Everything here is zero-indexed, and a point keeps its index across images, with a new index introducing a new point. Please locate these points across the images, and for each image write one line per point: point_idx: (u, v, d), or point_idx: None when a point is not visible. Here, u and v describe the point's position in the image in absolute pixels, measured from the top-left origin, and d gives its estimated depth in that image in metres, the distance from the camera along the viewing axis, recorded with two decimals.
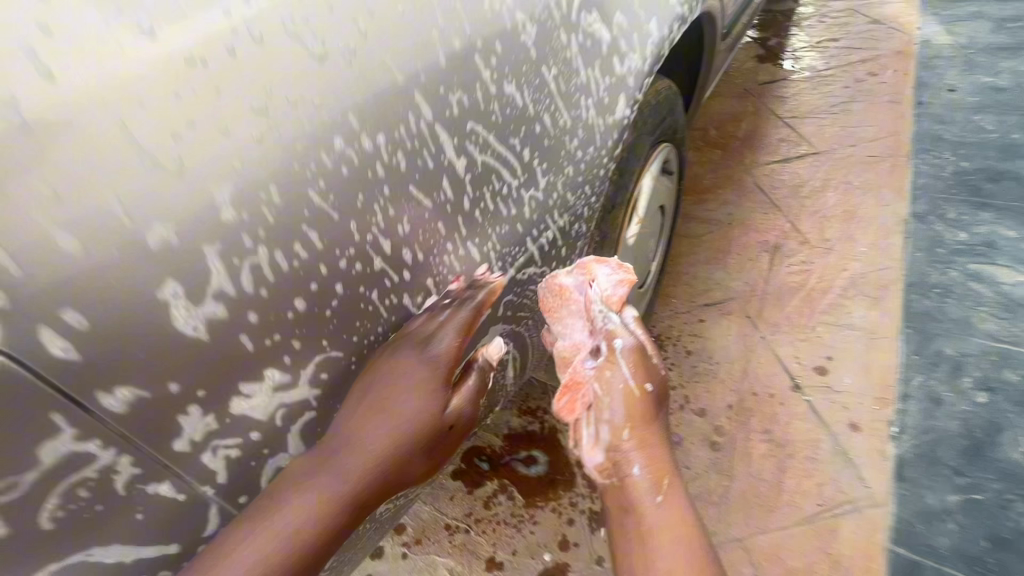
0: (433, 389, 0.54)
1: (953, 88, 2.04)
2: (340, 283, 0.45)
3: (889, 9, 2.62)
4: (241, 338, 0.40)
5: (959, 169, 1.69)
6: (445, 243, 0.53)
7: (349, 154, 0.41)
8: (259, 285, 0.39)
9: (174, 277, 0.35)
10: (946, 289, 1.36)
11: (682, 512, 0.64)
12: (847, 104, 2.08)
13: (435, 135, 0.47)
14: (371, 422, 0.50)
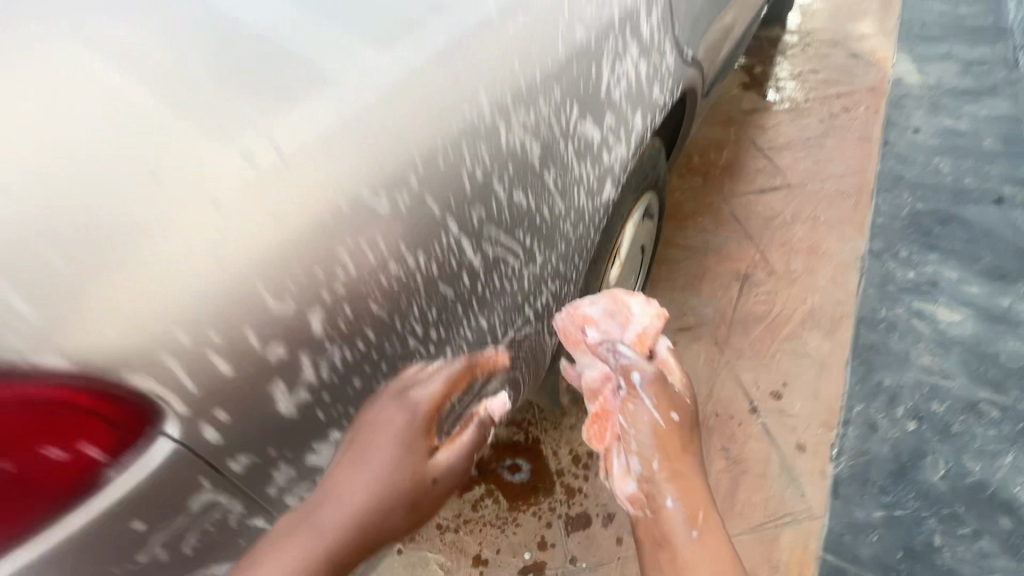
0: (408, 441, 0.60)
1: (917, 129, 2.19)
2: (384, 361, 0.58)
3: (867, 44, 2.78)
4: (316, 410, 0.53)
5: (914, 210, 1.85)
6: (462, 318, 0.66)
7: (399, 270, 0.54)
8: (331, 372, 0.52)
9: (277, 376, 0.48)
10: (891, 324, 1.52)
11: (711, 529, 0.75)
12: (821, 138, 2.23)
13: (460, 242, 0.59)
14: (352, 470, 0.57)
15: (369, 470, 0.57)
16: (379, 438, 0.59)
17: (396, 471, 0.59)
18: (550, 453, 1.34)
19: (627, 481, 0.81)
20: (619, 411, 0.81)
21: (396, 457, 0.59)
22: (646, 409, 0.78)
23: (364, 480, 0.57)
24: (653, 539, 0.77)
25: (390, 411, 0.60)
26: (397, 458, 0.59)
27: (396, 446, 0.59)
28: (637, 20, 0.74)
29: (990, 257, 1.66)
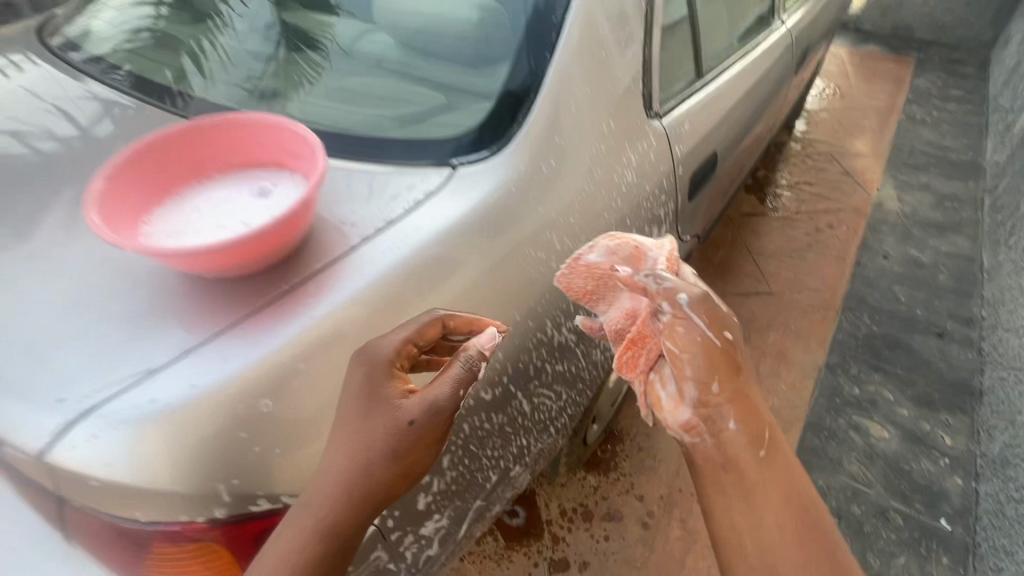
0: (381, 397, 0.62)
1: (886, 255, 2.55)
2: (475, 486, 0.86)
3: (859, 164, 3.15)
4: (438, 525, 0.81)
5: (869, 331, 2.19)
6: (519, 447, 0.95)
7: (490, 431, 0.83)
8: (449, 501, 0.81)
9: (422, 508, 0.76)
10: (832, 432, 1.86)
11: (772, 462, 0.76)
12: (804, 250, 2.58)
13: (524, 403, 0.89)
14: (336, 440, 0.61)
15: (348, 435, 0.61)
16: (349, 405, 0.62)
17: (361, 437, 0.61)
18: (543, 504, 1.67)
19: (681, 409, 0.77)
20: (663, 336, 0.78)
21: (357, 419, 0.61)
22: (699, 329, 0.75)
23: (347, 443, 0.61)
24: (715, 464, 0.76)
25: (358, 373, 0.62)
26: (366, 416, 0.61)
27: (358, 408, 0.62)
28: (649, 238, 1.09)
29: (922, 385, 2.01)
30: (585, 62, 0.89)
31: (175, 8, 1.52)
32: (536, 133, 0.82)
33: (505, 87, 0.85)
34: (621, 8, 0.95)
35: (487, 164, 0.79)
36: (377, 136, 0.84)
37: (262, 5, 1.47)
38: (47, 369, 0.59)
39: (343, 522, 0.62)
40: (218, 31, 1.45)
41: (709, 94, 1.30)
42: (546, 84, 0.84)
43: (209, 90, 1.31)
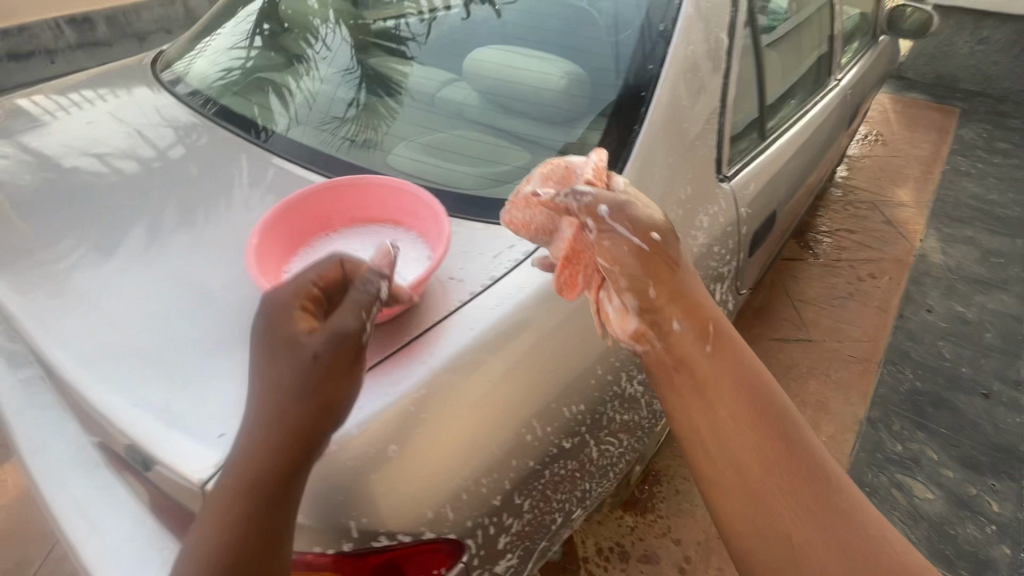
0: (289, 341, 0.63)
1: (930, 309, 2.53)
2: (542, 529, 0.90)
3: (902, 214, 3.14)
4: (509, 564, 0.85)
5: (913, 387, 2.17)
6: (584, 491, 0.98)
7: (564, 477, 0.88)
8: (521, 543, 0.85)
9: (499, 548, 0.80)
10: (874, 489, 1.84)
11: (721, 351, 0.80)
12: (845, 298, 2.58)
13: (594, 451, 0.94)
14: (256, 381, 0.63)
15: (263, 381, 0.62)
16: (261, 348, 0.64)
17: (277, 381, 0.62)
18: (579, 540, 1.68)
19: (628, 319, 0.79)
20: (593, 250, 0.76)
21: (268, 361, 0.64)
22: (623, 238, 0.74)
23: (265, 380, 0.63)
24: (668, 365, 0.80)
25: (274, 320, 0.65)
26: (276, 357, 0.63)
27: (268, 351, 0.64)
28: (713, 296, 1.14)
29: (967, 446, 1.98)
30: (667, 135, 0.96)
31: (266, 49, 1.66)
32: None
33: (594, 158, 0.93)
34: (701, 81, 1.02)
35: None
36: (472, 196, 0.93)
37: (343, 51, 1.60)
38: (203, 408, 0.80)
39: (269, 475, 0.60)
40: (303, 73, 1.57)
41: (771, 153, 1.34)
42: (631, 158, 0.91)
43: (295, 126, 1.41)
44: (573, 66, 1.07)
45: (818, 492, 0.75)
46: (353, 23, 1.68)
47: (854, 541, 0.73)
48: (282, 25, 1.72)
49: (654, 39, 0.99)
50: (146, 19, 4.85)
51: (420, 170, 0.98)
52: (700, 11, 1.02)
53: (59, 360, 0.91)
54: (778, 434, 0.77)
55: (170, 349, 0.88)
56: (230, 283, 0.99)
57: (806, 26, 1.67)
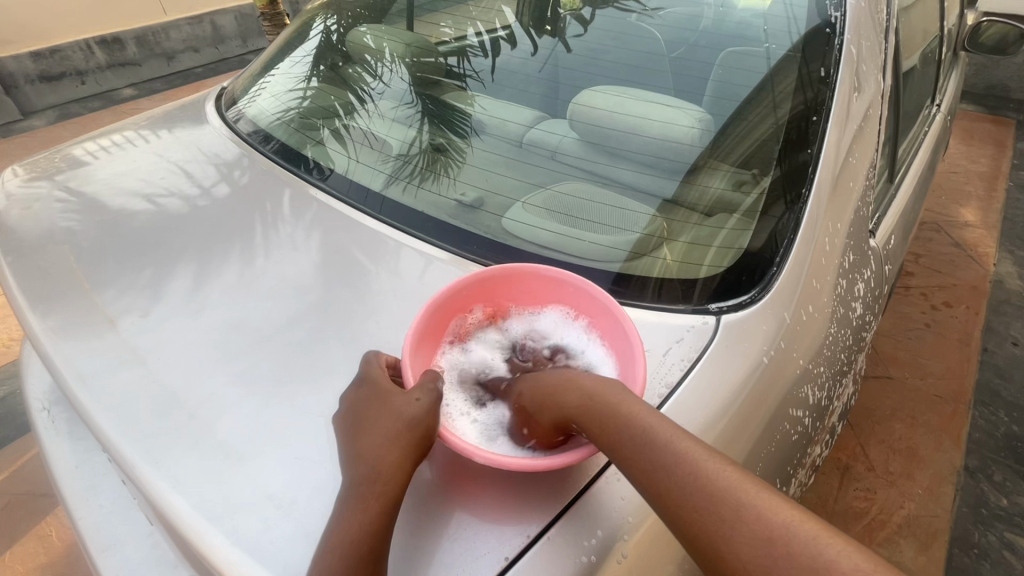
0: (383, 401, 0.72)
1: (1016, 341, 2.36)
2: None
3: (970, 235, 2.97)
4: None
5: (1010, 432, 2.01)
6: None
7: None
8: None
9: None
10: (984, 551, 1.68)
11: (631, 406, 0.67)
12: (922, 330, 2.41)
13: None
14: (364, 431, 0.70)
15: (365, 446, 0.68)
16: (362, 408, 0.73)
17: (381, 443, 0.68)
18: None
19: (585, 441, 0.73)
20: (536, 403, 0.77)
21: (374, 415, 0.71)
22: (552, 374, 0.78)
23: (371, 433, 0.69)
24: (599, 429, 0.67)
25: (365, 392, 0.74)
26: (374, 411, 0.71)
27: (375, 408, 0.71)
28: (859, 369, 1.03)
29: None
30: (830, 198, 0.87)
31: (325, 87, 1.57)
32: (793, 291, 0.80)
33: (743, 222, 0.84)
34: (860, 131, 0.93)
35: (748, 311, 0.78)
36: (613, 270, 0.86)
37: (405, 86, 1.50)
38: (290, 533, 0.69)
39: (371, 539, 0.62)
40: (363, 110, 1.46)
41: (899, 197, 1.19)
42: (801, 228, 0.83)
43: (354, 167, 1.29)
44: (703, 112, 0.97)
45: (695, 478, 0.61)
46: (415, 60, 1.57)
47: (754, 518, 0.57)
48: (340, 63, 1.62)
49: (815, 84, 0.89)
50: (174, 39, 4.80)
51: (529, 236, 0.96)
52: (860, 50, 0.93)
53: (118, 448, 0.79)
54: (618, 433, 0.65)
55: (248, 447, 0.78)
56: (308, 362, 0.88)
57: (915, 49, 1.52)
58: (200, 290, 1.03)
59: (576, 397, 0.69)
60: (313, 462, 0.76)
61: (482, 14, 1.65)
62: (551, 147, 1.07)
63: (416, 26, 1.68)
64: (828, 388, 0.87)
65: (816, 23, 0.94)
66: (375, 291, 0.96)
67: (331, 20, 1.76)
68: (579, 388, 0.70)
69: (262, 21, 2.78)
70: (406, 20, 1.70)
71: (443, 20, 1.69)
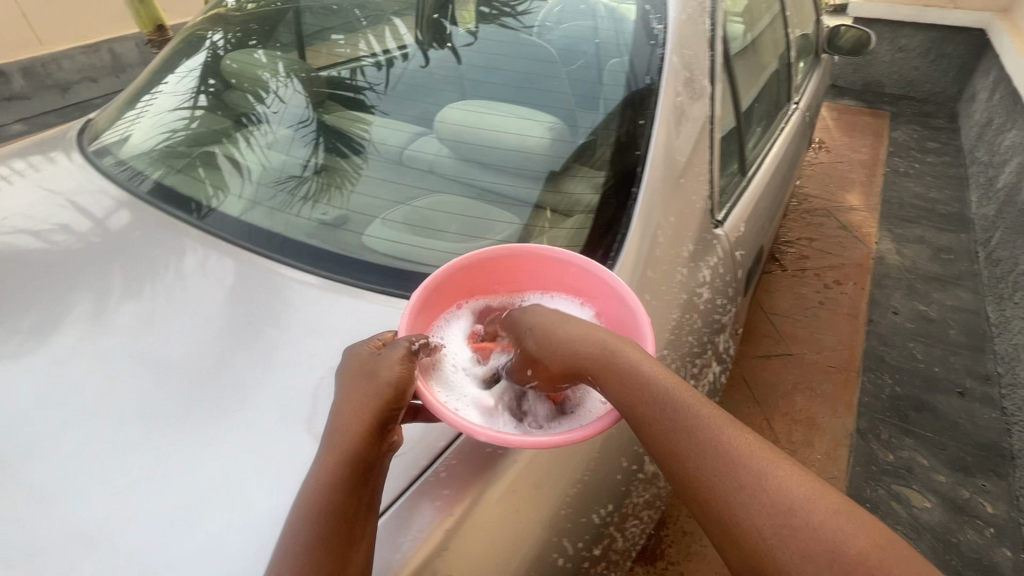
0: (365, 373, 0.74)
1: (896, 310, 2.61)
2: None
3: (855, 218, 3.27)
4: None
5: (893, 392, 2.21)
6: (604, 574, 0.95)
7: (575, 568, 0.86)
8: None
9: None
10: (874, 504, 1.84)
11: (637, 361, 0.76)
12: (816, 307, 2.63)
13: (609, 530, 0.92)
14: (346, 402, 0.73)
15: (344, 408, 0.72)
16: (344, 382, 0.75)
17: (353, 411, 0.71)
18: None
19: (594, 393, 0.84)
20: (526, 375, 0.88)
21: (352, 388, 0.74)
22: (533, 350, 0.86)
23: (348, 404, 0.73)
24: (624, 385, 0.75)
25: (353, 367, 0.76)
26: (350, 386, 0.74)
27: (354, 382, 0.74)
28: (720, 353, 1.12)
29: (953, 448, 2.00)
30: (663, 195, 0.94)
31: (215, 107, 1.53)
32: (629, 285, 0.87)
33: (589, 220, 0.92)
34: (692, 131, 1.01)
35: None
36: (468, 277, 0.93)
37: (297, 102, 1.50)
38: (209, 545, 0.71)
39: (337, 501, 0.67)
40: (255, 128, 1.45)
41: (751, 190, 1.30)
42: (632, 224, 0.90)
43: (232, 199, 1.24)
44: (554, 119, 1.04)
45: (714, 448, 0.69)
46: (306, 77, 1.58)
47: (769, 483, 0.65)
48: (230, 79, 1.60)
49: (641, 91, 0.98)
50: (68, 69, 4.51)
51: (404, 251, 1.00)
52: (684, 58, 1.01)
53: (6, 495, 0.78)
54: (640, 392, 0.74)
55: (154, 476, 0.78)
56: (215, 386, 0.87)
57: (768, 58, 1.70)
58: (83, 325, 1.00)
59: (598, 354, 0.78)
60: (234, 472, 0.77)
61: (371, 36, 1.66)
62: (426, 160, 1.10)
63: (309, 52, 1.67)
64: (679, 369, 0.94)
65: (643, 34, 1.01)
66: (274, 304, 0.97)
67: (218, 36, 1.73)
68: (604, 343, 0.79)
69: (154, 48, 2.66)
70: (297, 41, 1.71)
71: (332, 45, 1.67)
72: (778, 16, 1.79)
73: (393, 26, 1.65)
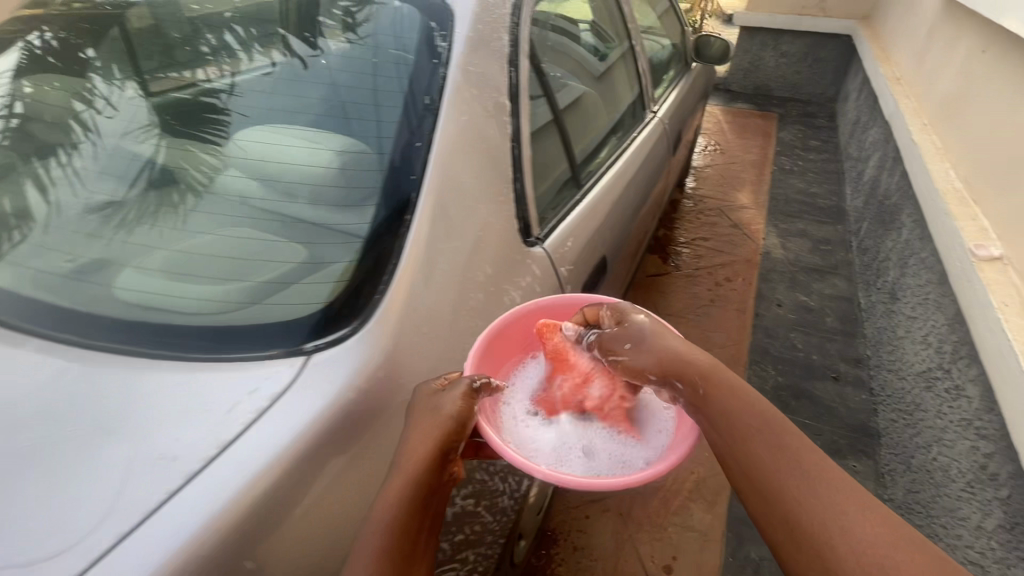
0: (434, 414, 0.71)
1: (780, 303, 2.74)
2: None
3: (745, 216, 3.44)
4: None
5: (776, 383, 2.30)
6: None
7: None
8: None
9: None
10: None
11: (723, 384, 0.84)
12: (708, 305, 2.72)
13: None
14: (411, 440, 0.70)
15: (409, 440, 0.70)
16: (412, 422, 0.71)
17: (420, 446, 0.70)
18: None
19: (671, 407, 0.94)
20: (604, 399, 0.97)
21: (413, 426, 0.71)
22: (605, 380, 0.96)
23: (418, 439, 0.70)
24: (726, 406, 0.82)
25: (422, 408, 0.72)
26: (412, 421, 0.72)
27: (420, 423, 0.71)
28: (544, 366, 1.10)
29: (828, 433, 2.09)
30: (447, 220, 0.86)
31: (34, 119, 1.00)
32: (400, 327, 0.76)
33: (364, 249, 0.79)
34: (486, 149, 0.95)
35: (342, 346, 0.71)
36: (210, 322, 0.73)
37: (142, 113, 1.01)
38: None
39: (400, 523, 0.67)
40: (84, 156, 0.95)
41: (586, 206, 1.30)
42: (403, 254, 0.80)
43: (21, 278, 0.78)
44: (349, 139, 0.91)
45: (821, 478, 0.74)
46: (155, 74, 1.06)
47: (865, 522, 0.70)
48: (56, 76, 1.06)
49: (420, 111, 0.88)
50: None
51: (151, 298, 0.75)
52: (477, 72, 0.95)
53: None
54: (749, 418, 0.80)
55: None
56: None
57: (618, 87, 1.83)
58: None
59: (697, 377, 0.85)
60: None
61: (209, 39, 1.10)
62: (238, 192, 0.89)
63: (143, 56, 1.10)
64: None
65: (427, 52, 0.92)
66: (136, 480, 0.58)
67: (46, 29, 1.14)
68: (704, 367, 0.86)
69: None
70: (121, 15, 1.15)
71: (160, 48, 1.10)
72: (626, 44, 1.92)
73: (237, 36, 1.08)
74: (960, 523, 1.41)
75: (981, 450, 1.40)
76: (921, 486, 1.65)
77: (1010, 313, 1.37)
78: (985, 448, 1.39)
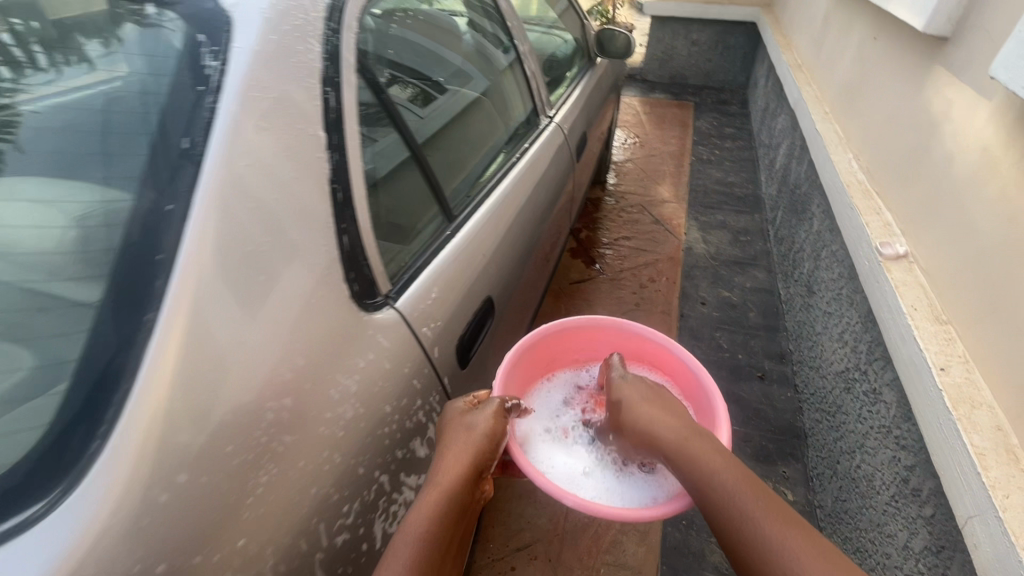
0: (467, 425, 0.89)
1: (704, 301, 2.68)
2: None
3: (666, 211, 3.38)
4: None
5: None
6: None
7: None
8: None
9: None
10: (690, 519, 1.79)
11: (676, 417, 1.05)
12: (634, 311, 2.62)
13: None
14: (448, 452, 0.86)
15: (446, 457, 0.85)
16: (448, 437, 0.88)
17: (456, 454, 0.86)
18: None
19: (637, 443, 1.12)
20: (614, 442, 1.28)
21: (450, 439, 0.87)
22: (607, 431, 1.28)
23: (453, 452, 0.86)
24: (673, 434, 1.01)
25: (455, 425, 0.89)
26: (447, 436, 0.88)
27: (456, 435, 0.88)
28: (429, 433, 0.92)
29: (757, 439, 2.03)
30: (222, 306, 0.62)
31: None
32: (134, 485, 0.51)
33: (81, 370, 0.55)
34: (290, 195, 0.72)
35: (34, 531, 0.48)
36: None
37: None
38: None
39: (436, 529, 0.79)
40: None
41: (460, 243, 1.09)
42: (142, 371, 0.55)
43: None
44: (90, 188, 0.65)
45: (741, 482, 0.91)
46: None
47: (780, 513, 0.86)
48: None
49: (175, 162, 0.64)
50: None
51: None
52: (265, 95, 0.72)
53: None
54: (685, 444, 0.99)
55: None
56: None
57: (505, 94, 1.64)
58: None
59: (656, 415, 1.05)
60: None
61: None
62: None
63: None
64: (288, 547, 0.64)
65: (188, 76, 0.69)
66: None
67: None
68: (657, 406, 1.07)
69: None
70: None
71: None
72: (512, 45, 1.73)
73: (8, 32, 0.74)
74: (888, 541, 1.35)
75: (903, 462, 1.34)
76: (848, 494, 1.59)
77: (920, 318, 1.30)
78: (907, 460, 1.32)
